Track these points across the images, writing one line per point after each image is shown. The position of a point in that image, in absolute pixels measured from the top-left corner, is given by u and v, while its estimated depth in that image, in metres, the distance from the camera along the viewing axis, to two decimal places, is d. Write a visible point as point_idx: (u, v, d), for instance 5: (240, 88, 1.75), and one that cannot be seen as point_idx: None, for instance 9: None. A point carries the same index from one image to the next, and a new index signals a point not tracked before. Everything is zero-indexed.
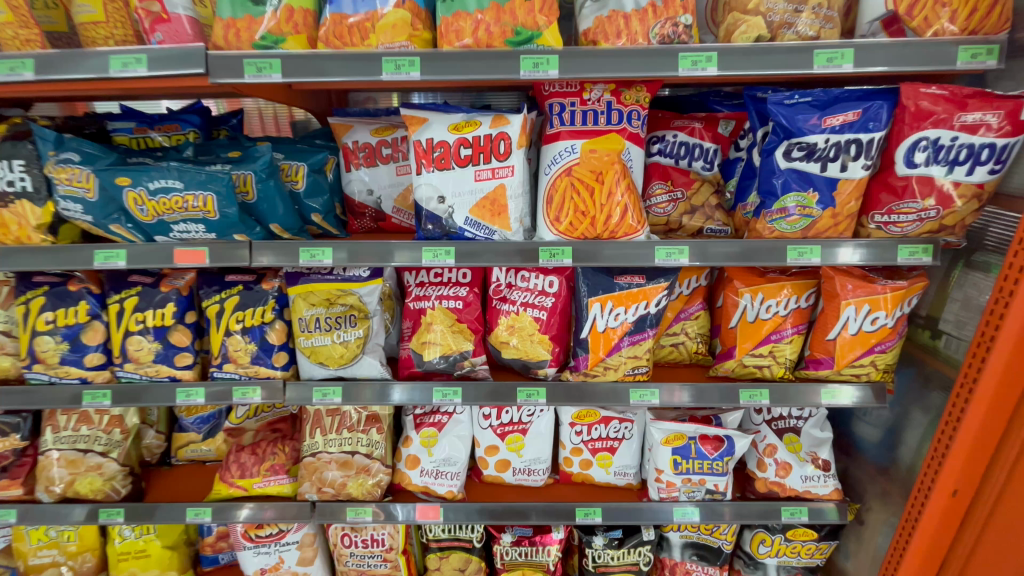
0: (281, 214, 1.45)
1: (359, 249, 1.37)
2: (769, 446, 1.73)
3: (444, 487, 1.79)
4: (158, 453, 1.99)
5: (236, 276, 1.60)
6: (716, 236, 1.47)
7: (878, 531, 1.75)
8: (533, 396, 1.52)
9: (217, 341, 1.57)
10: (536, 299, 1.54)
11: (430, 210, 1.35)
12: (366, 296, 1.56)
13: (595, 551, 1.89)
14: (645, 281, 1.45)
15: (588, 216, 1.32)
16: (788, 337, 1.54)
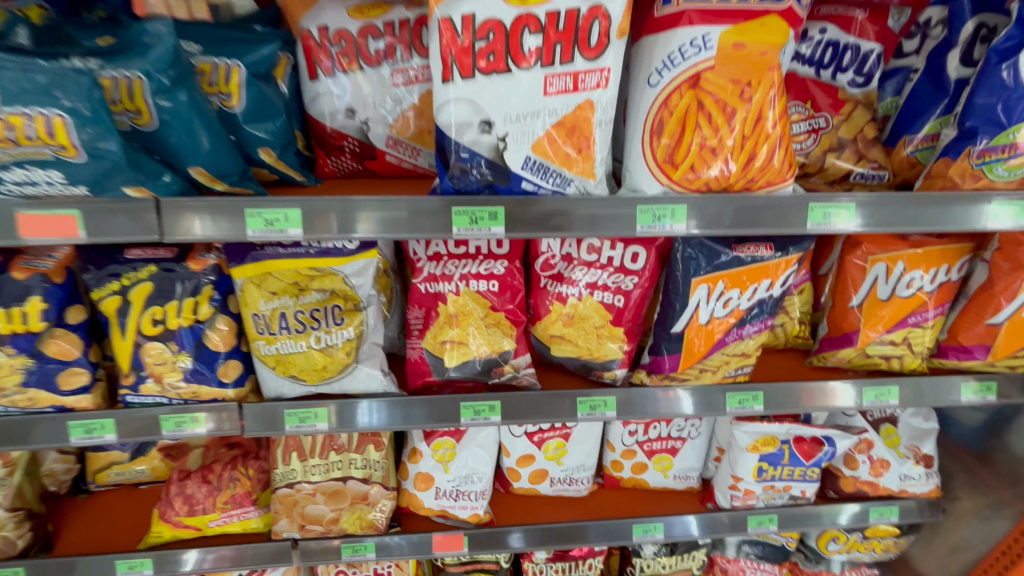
0: (206, 150, 0.85)
1: (344, 209, 0.83)
2: (865, 441, 1.42)
3: (467, 509, 1.40)
4: (67, 482, 1.48)
5: (141, 251, 1.01)
6: (866, 183, 1.02)
7: (964, 523, 1.53)
8: (597, 408, 1.09)
9: (124, 352, 1.02)
10: (609, 278, 1.08)
11: (464, 144, 0.82)
12: (354, 278, 1.04)
13: (644, 560, 1.60)
14: (774, 252, 1.03)
15: (717, 155, 0.85)
16: (931, 320, 1.17)
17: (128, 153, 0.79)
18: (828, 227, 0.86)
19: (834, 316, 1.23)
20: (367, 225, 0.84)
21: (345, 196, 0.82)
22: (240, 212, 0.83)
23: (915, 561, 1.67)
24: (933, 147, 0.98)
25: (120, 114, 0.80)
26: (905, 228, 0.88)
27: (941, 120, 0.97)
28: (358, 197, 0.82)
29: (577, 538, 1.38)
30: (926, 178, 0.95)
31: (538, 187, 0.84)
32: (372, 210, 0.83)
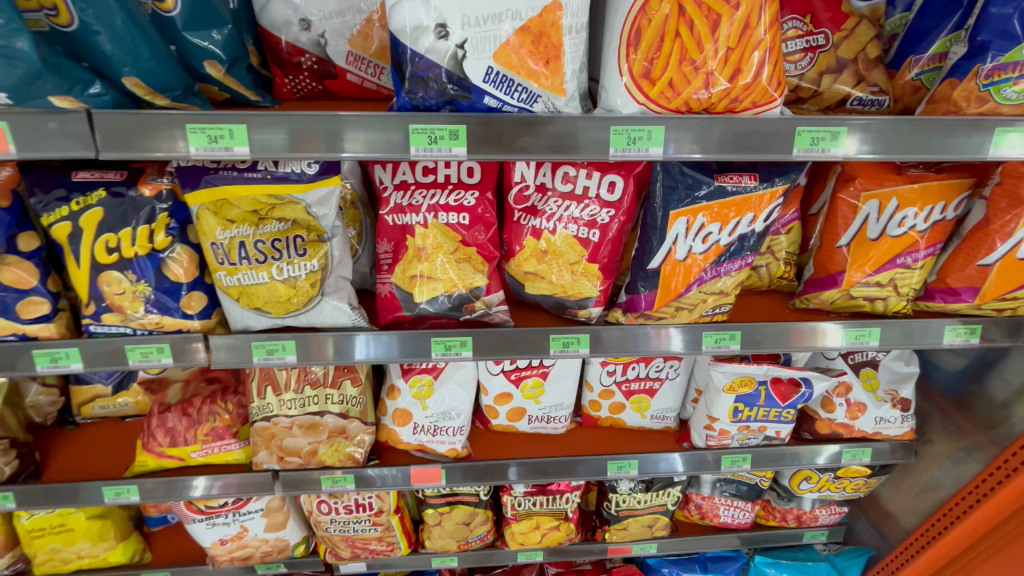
0: (141, 59, 0.79)
1: (328, 127, 0.78)
2: (844, 384, 1.41)
3: (445, 444, 1.42)
4: (52, 414, 1.49)
5: (89, 174, 0.98)
6: (863, 110, 0.94)
7: (936, 465, 1.56)
8: (571, 345, 1.07)
9: (82, 281, 0.99)
10: (585, 211, 1.03)
11: (419, 52, 0.76)
12: (316, 207, 1.00)
13: (620, 496, 1.65)
14: (758, 183, 0.98)
15: (699, 70, 0.79)
16: (920, 261, 1.12)
17: (44, 54, 0.74)
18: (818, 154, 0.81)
19: (821, 256, 1.18)
20: (359, 144, 0.79)
21: (332, 111, 0.77)
22: (180, 127, 0.77)
23: (884, 499, 1.74)
24: (940, 67, 0.91)
25: (36, 11, 0.73)
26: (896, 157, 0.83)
27: (951, 37, 0.90)
28: (347, 114, 0.77)
29: (571, 471, 1.42)
30: (927, 104, 0.89)
31: (502, 103, 0.79)
32: (359, 128, 0.78)
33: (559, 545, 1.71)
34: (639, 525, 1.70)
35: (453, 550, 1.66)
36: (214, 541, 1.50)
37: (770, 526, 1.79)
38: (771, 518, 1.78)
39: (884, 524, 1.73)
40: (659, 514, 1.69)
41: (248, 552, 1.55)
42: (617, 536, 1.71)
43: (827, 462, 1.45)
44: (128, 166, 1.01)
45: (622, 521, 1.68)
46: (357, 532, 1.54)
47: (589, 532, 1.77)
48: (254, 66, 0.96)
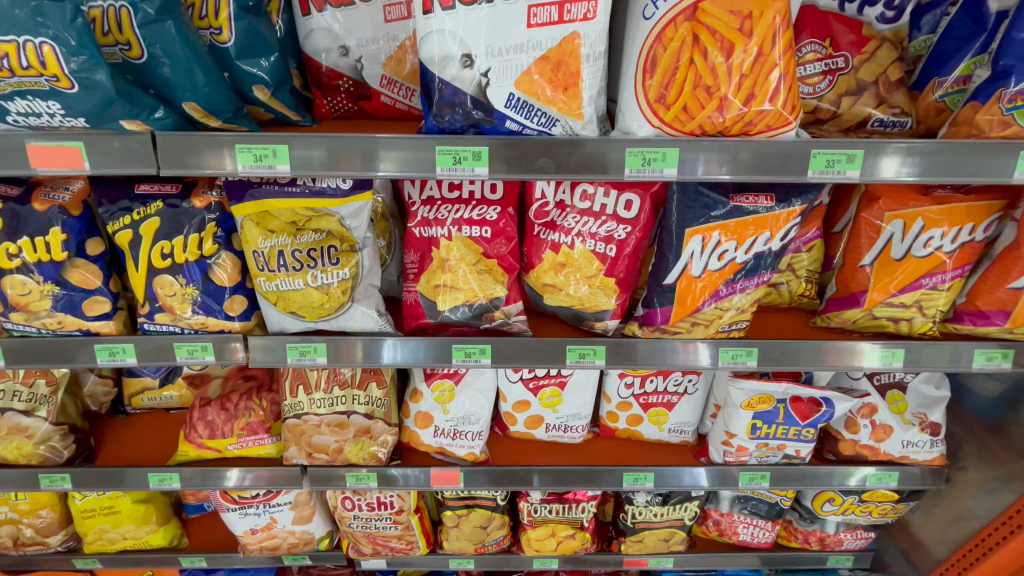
0: (199, 87, 0.87)
1: (370, 148, 0.85)
2: (868, 405, 1.39)
3: (464, 448, 1.46)
4: (106, 403, 1.61)
5: (149, 187, 1.08)
6: (885, 131, 0.95)
7: (970, 493, 1.50)
8: (587, 356, 1.10)
9: (139, 283, 1.09)
10: (602, 227, 1.06)
11: (446, 79, 0.82)
12: (350, 219, 1.07)
13: (636, 508, 1.65)
14: (774, 203, 1.00)
15: (716, 95, 0.82)
16: (948, 283, 1.10)
17: (118, 85, 0.83)
18: (833, 176, 0.83)
19: (843, 275, 1.18)
20: (396, 162, 0.85)
21: (373, 134, 0.84)
22: (229, 147, 0.85)
23: (915, 527, 1.68)
24: (964, 90, 0.91)
25: (112, 45, 0.83)
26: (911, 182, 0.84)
27: (975, 60, 0.90)
28: (386, 136, 0.84)
29: (593, 481, 1.44)
30: (951, 126, 0.89)
31: (523, 127, 0.84)
32: (397, 148, 0.84)
33: (575, 553, 1.72)
34: (655, 538, 1.70)
35: (469, 552, 1.70)
36: (245, 530, 1.59)
37: (792, 548, 1.76)
38: (793, 539, 1.75)
39: (914, 553, 1.67)
40: (676, 528, 1.69)
41: (277, 542, 1.63)
42: (633, 548, 1.71)
43: (861, 482, 1.42)
44: (183, 180, 1.10)
45: (638, 533, 1.68)
46: (379, 529, 1.60)
47: (605, 543, 1.78)
48: (297, 89, 1.05)
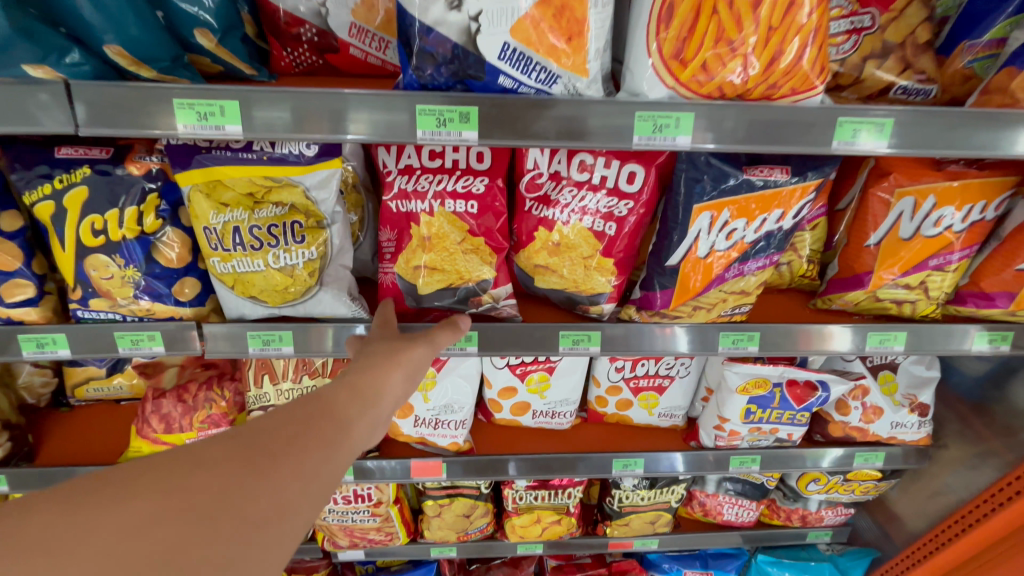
0: (125, 26, 0.72)
1: (338, 105, 0.72)
2: (861, 387, 1.36)
3: (447, 438, 1.38)
4: (45, 396, 1.44)
5: (73, 150, 0.90)
6: (907, 99, 0.87)
7: (949, 470, 1.52)
8: (580, 342, 1.02)
9: (67, 264, 0.94)
10: (602, 202, 0.97)
11: (428, 24, 0.71)
12: (316, 191, 0.94)
13: (623, 492, 1.61)
14: (790, 176, 0.92)
15: (738, 53, 0.73)
16: (954, 264, 1.06)
17: (15, 19, 0.68)
18: (861, 147, 0.78)
19: (847, 255, 1.12)
20: (370, 125, 0.73)
21: (337, 89, 0.71)
22: (166, 101, 0.71)
23: (892, 502, 1.71)
24: (996, 55, 0.85)
25: None
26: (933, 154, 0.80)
27: (1009, 22, 0.84)
28: (353, 91, 0.71)
29: (580, 469, 1.39)
30: (980, 95, 0.83)
31: (517, 84, 0.74)
32: (365, 108, 0.72)
33: (559, 538, 1.69)
34: (641, 521, 1.67)
35: (452, 541, 1.65)
36: None
37: (774, 525, 1.77)
38: (775, 517, 1.76)
39: (890, 527, 1.71)
40: (662, 511, 1.66)
41: None
42: (619, 531, 1.69)
43: (831, 465, 1.41)
44: (115, 143, 0.94)
45: (624, 517, 1.65)
46: (356, 522, 1.52)
47: (590, 526, 1.75)
48: (250, 37, 0.90)
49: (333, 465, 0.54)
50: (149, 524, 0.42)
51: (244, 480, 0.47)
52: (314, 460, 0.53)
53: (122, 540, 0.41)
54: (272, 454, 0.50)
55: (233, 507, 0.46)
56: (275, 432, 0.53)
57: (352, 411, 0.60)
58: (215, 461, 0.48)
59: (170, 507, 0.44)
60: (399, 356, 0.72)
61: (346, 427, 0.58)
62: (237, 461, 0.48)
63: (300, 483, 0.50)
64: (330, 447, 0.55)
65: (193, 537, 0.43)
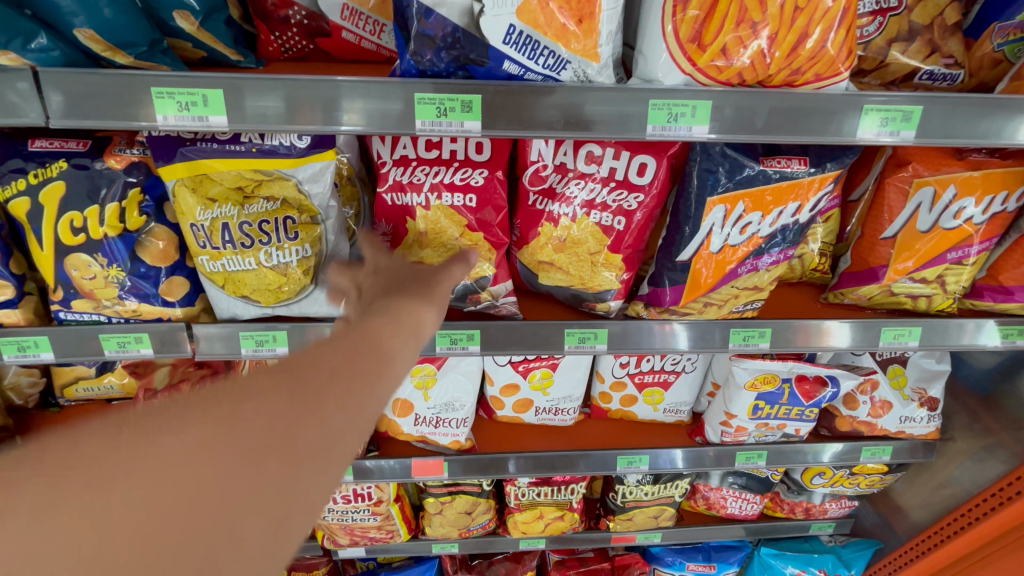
0: (98, 8, 0.67)
1: (332, 94, 0.67)
2: (870, 382, 1.34)
3: (448, 436, 1.35)
4: (34, 396, 1.40)
5: (48, 143, 0.86)
6: (933, 85, 0.85)
7: (955, 463, 1.50)
8: (587, 341, 0.98)
9: (46, 264, 0.89)
10: (610, 195, 0.92)
11: (427, 5, 0.66)
12: (308, 185, 0.89)
13: (627, 487, 1.59)
14: (809, 168, 0.88)
15: (758, 36, 0.68)
16: (972, 257, 1.03)
17: None
18: (868, 137, 0.73)
19: (861, 248, 1.08)
20: (365, 115, 0.68)
21: (329, 76, 0.66)
22: (143, 90, 0.66)
23: (896, 494, 1.70)
24: None
25: None
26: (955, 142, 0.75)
27: None
28: (343, 78, 0.66)
29: (583, 466, 1.36)
30: (1011, 81, 0.79)
31: (524, 70, 0.69)
32: (359, 96, 0.67)
33: (562, 533, 1.67)
34: (645, 516, 1.66)
35: (453, 537, 1.63)
36: None
37: (777, 518, 1.76)
38: (778, 509, 1.75)
39: (894, 519, 1.70)
40: (666, 506, 1.65)
41: None
42: (622, 526, 1.67)
43: (833, 460, 1.39)
44: (92, 135, 0.89)
45: (627, 512, 1.64)
46: (356, 521, 1.49)
47: (593, 520, 1.74)
48: (235, 19, 0.84)
49: (378, 399, 0.50)
50: (198, 458, 0.40)
51: (291, 415, 0.44)
52: (361, 393, 0.49)
53: (171, 479, 0.39)
54: (316, 388, 0.46)
55: (283, 437, 0.43)
56: (317, 367, 0.48)
57: (395, 341, 0.56)
58: (255, 396, 0.44)
59: (215, 442, 0.41)
60: (436, 290, 0.67)
61: (389, 360, 0.53)
62: (279, 391, 0.45)
63: (345, 413, 0.47)
64: (372, 380, 0.50)
65: (242, 472, 0.41)
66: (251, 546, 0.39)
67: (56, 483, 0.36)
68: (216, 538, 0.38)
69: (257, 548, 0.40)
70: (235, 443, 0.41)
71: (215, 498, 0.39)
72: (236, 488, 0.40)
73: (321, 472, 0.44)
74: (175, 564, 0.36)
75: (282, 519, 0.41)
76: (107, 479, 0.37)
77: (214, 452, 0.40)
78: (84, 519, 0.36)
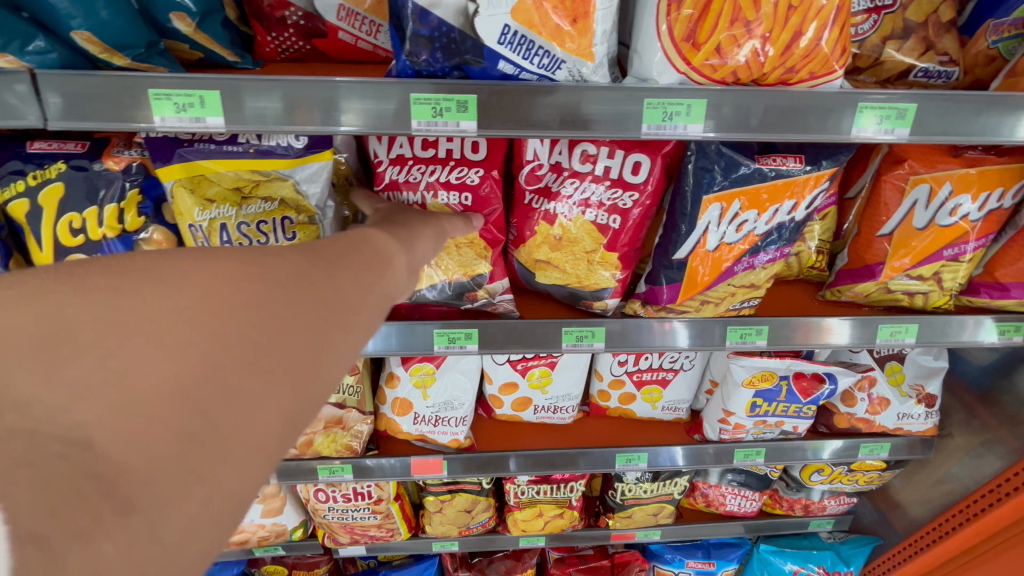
0: (95, 9, 0.68)
1: (328, 94, 0.67)
2: (868, 378, 1.34)
3: (447, 434, 1.35)
4: None
5: (46, 144, 0.86)
6: (928, 83, 0.85)
7: (953, 460, 1.50)
8: (584, 339, 0.98)
9: (46, 266, 0.89)
10: (605, 194, 0.93)
11: (422, 5, 0.67)
12: (305, 185, 0.89)
13: (626, 485, 1.60)
14: (804, 165, 0.88)
15: (752, 34, 0.69)
16: (969, 254, 1.03)
17: None
18: (868, 134, 0.73)
19: (857, 245, 1.09)
20: (362, 115, 0.68)
21: (327, 77, 0.67)
22: (141, 91, 0.66)
23: (894, 490, 1.71)
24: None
25: None
26: (951, 138, 0.76)
27: None
28: (341, 79, 0.67)
29: (580, 464, 1.36)
30: (1005, 78, 0.80)
31: (519, 70, 0.69)
32: (359, 97, 0.68)
33: (562, 531, 1.68)
34: (644, 514, 1.66)
35: (454, 535, 1.64)
36: None
37: (776, 514, 1.77)
38: (777, 506, 1.76)
39: (893, 515, 1.71)
40: (665, 503, 1.65)
41: (246, 537, 1.51)
42: (621, 523, 1.68)
43: (832, 457, 1.39)
44: (91, 137, 0.90)
45: (627, 509, 1.64)
46: (356, 520, 1.50)
47: (592, 518, 1.74)
48: (231, 20, 0.84)
49: (391, 282, 0.50)
50: (226, 284, 0.38)
51: (313, 271, 0.43)
52: (375, 274, 0.48)
53: (198, 303, 0.36)
54: (332, 260, 0.46)
55: (315, 274, 0.43)
56: (331, 248, 0.48)
57: (400, 245, 0.56)
58: (278, 254, 0.43)
59: (243, 274, 0.39)
60: (430, 224, 0.72)
61: (396, 257, 0.53)
62: (303, 249, 0.46)
63: (368, 271, 0.48)
64: (386, 258, 0.52)
65: (273, 302, 0.39)
66: (296, 353, 0.38)
67: (118, 285, 0.35)
68: (262, 338, 0.37)
69: (302, 356, 0.38)
70: (278, 268, 0.41)
71: (250, 315, 0.37)
72: (271, 312, 0.38)
73: (354, 310, 0.43)
74: (223, 352, 0.35)
75: (317, 353, 0.39)
76: (169, 279, 0.37)
77: (262, 271, 0.40)
78: (147, 310, 0.34)
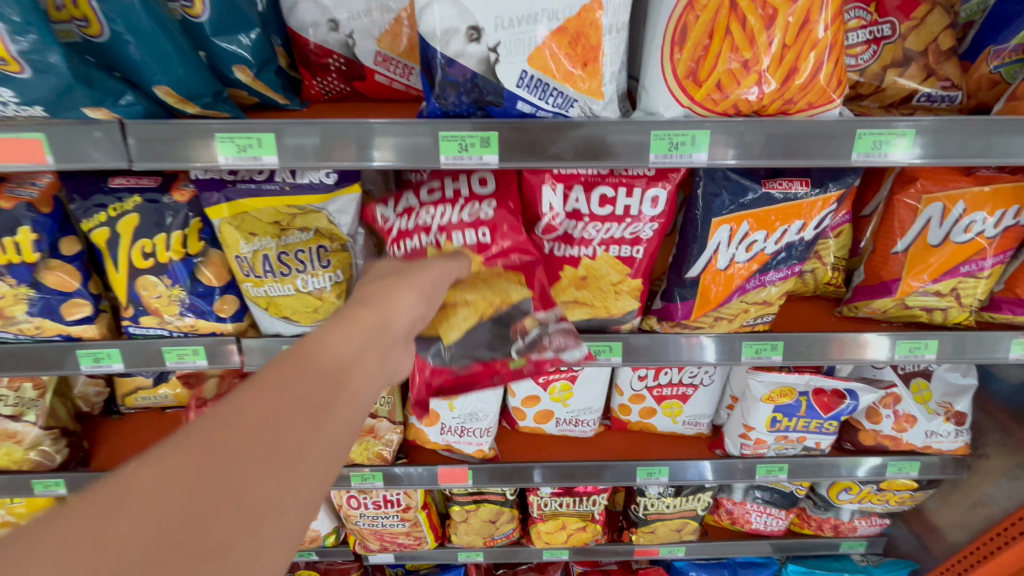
0: (173, 68, 0.79)
1: (364, 133, 0.76)
2: (892, 395, 1.34)
3: (472, 445, 1.41)
4: (99, 404, 1.39)
5: (125, 180, 0.98)
6: (932, 106, 0.89)
7: (990, 480, 1.46)
8: (602, 354, 1.04)
9: (119, 285, 1.01)
10: (626, 230, 0.98)
11: (450, 55, 0.74)
12: (338, 216, 0.99)
13: (648, 499, 1.61)
14: (811, 188, 0.92)
15: (751, 68, 0.74)
16: (988, 270, 1.04)
17: (75, 65, 0.74)
18: (895, 157, 0.78)
19: (873, 262, 1.11)
20: (392, 150, 0.77)
21: (364, 118, 0.76)
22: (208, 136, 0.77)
23: (930, 512, 1.66)
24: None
25: (67, 21, 0.74)
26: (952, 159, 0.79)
27: None
28: (377, 121, 0.75)
29: (601, 476, 1.40)
30: (1007, 101, 0.82)
31: (536, 108, 0.77)
32: (391, 134, 0.76)
33: (585, 545, 1.70)
34: (667, 529, 1.67)
35: (478, 546, 1.68)
36: None
37: (804, 534, 1.74)
38: (806, 526, 1.73)
39: (929, 538, 1.65)
40: (688, 519, 1.66)
41: None
42: (644, 539, 1.68)
43: (867, 474, 1.38)
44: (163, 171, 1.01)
45: (650, 524, 1.65)
46: (386, 527, 1.56)
47: (616, 533, 1.75)
48: (282, 67, 0.95)
49: (337, 418, 0.50)
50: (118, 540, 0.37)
51: (230, 458, 0.42)
52: (317, 422, 0.48)
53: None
54: (260, 425, 0.45)
55: (228, 482, 0.41)
56: (264, 399, 0.46)
57: (357, 359, 0.55)
58: (190, 451, 0.41)
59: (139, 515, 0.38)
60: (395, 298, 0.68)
61: (346, 379, 0.53)
62: (218, 431, 0.43)
63: (288, 453, 0.45)
64: (325, 407, 0.50)
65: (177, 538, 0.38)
66: None
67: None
68: None
69: None
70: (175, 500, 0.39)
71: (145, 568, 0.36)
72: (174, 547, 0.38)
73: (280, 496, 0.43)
74: None
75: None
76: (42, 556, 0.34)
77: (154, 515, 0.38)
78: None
